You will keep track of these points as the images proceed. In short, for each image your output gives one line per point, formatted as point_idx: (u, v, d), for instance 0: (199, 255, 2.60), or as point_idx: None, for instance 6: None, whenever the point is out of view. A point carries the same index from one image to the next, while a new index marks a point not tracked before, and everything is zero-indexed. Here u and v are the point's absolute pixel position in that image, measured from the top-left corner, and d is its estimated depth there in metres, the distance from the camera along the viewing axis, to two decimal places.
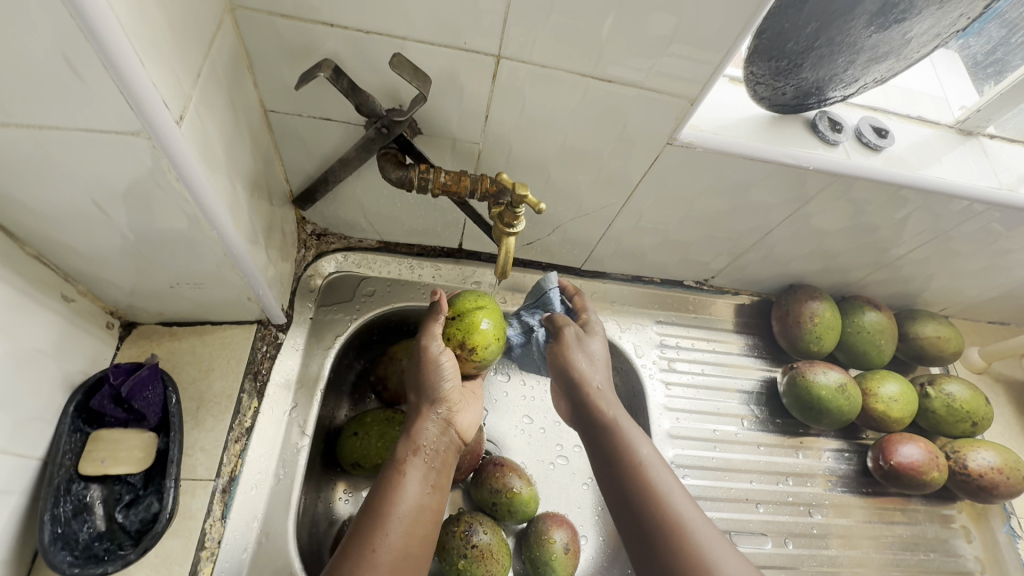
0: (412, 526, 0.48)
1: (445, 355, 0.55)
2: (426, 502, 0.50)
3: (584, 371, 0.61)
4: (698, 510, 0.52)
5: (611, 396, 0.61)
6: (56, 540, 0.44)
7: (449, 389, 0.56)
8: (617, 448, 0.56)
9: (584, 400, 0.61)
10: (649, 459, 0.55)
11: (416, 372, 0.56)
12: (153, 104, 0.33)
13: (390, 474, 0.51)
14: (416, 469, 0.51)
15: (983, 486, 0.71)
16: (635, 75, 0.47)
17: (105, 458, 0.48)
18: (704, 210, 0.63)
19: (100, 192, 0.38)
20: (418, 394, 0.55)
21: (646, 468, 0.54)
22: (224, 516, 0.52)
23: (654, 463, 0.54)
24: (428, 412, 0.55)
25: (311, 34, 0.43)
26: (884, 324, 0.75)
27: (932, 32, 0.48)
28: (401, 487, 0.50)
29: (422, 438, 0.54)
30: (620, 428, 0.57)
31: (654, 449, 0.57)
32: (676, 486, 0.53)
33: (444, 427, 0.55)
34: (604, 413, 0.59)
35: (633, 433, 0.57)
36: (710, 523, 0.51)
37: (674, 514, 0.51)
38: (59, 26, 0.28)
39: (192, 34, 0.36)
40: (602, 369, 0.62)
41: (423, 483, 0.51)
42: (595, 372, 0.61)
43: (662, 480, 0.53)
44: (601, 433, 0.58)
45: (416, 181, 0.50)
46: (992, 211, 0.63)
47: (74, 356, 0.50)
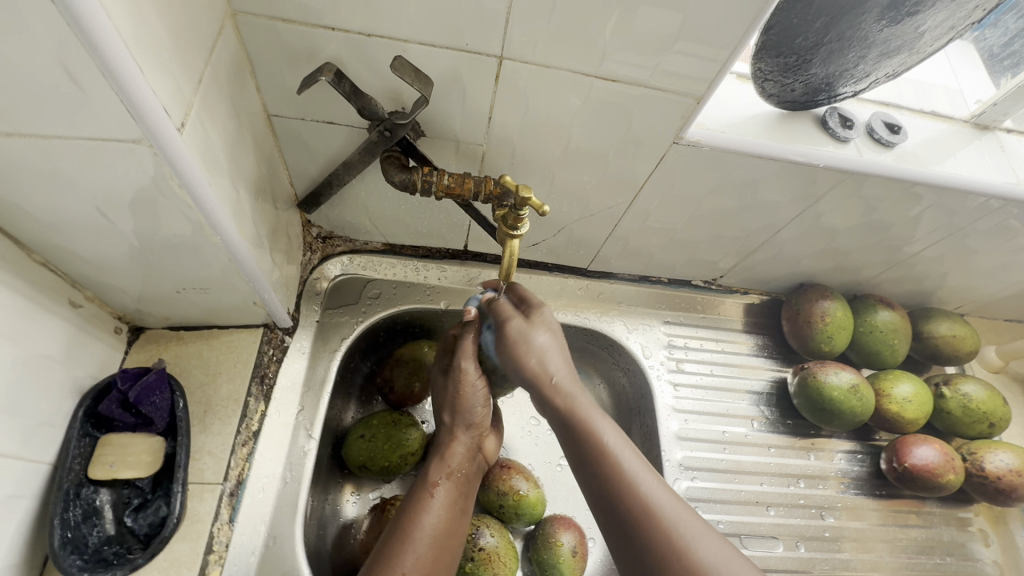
0: (438, 551, 0.48)
1: (480, 380, 0.55)
2: (454, 526, 0.50)
3: (532, 358, 0.51)
4: (672, 493, 0.45)
5: (575, 384, 0.51)
6: (66, 545, 0.45)
7: (482, 415, 0.56)
8: (582, 442, 0.47)
9: (538, 390, 0.51)
10: (617, 446, 0.47)
11: (450, 390, 0.55)
12: (152, 110, 0.33)
13: (420, 494, 0.51)
14: (446, 491, 0.51)
15: (1001, 489, 0.69)
16: (640, 74, 0.46)
17: (113, 462, 0.48)
18: (712, 210, 0.63)
19: (105, 200, 0.39)
20: (454, 417, 0.55)
21: (617, 461, 0.46)
22: (232, 519, 0.52)
23: (619, 450, 0.46)
24: (461, 436, 0.55)
25: (313, 38, 0.43)
26: (897, 324, 0.73)
27: (946, 24, 0.47)
28: (431, 509, 0.49)
29: (453, 462, 0.54)
30: (591, 422, 0.48)
31: (625, 437, 0.48)
32: (647, 472, 0.46)
33: (473, 450, 0.56)
34: (573, 400, 0.50)
35: (594, 419, 0.48)
36: (684, 504, 0.44)
37: (646, 500, 0.44)
38: (55, 35, 0.28)
39: (191, 40, 0.36)
40: (557, 356, 0.52)
41: (451, 507, 0.51)
42: (550, 360, 0.51)
43: (629, 462, 0.46)
44: (571, 436, 0.49)
45: (420, 184, 0.50)
46: (1009, 207, 0.61)
47: (83, 361, 0.50)
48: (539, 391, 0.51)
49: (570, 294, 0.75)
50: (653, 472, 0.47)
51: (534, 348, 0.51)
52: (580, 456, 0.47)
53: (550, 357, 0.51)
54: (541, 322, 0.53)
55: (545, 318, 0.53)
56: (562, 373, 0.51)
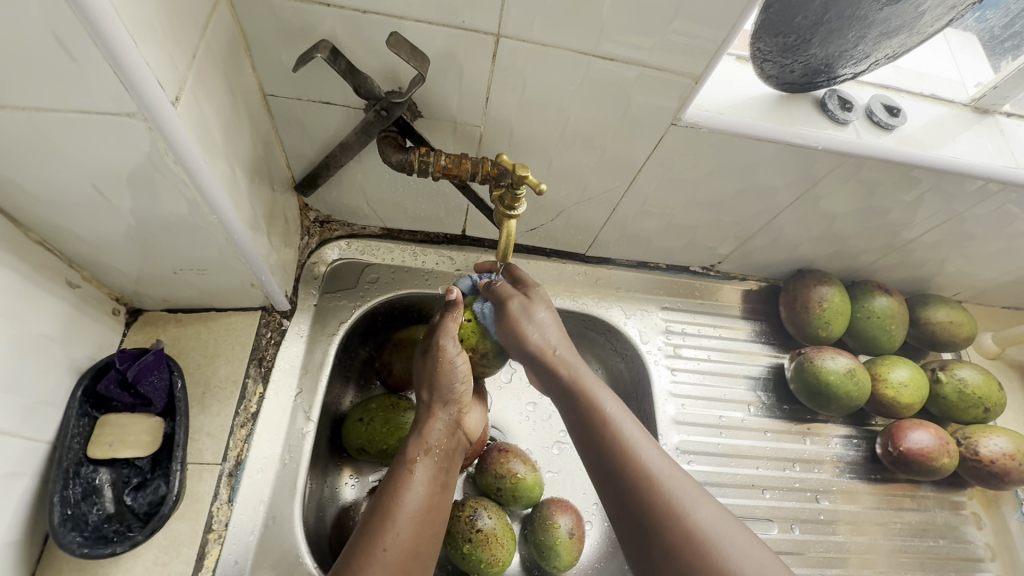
0: (420, 527, 0.48)
1: (460, 357, 0.55)
2: (435, 502, 0.50)
3: (533, 339, 0.58)
4: (666, 457, 0.49)
5: (575, 360, 0.58)
6: (66, 521, 0.45)
7: (462, 390, 0.56)
8: (580, 403, 0.53)
9: (542, 368, 0.58)
10: (616, 414, 0.52)
11: (428, 369, 0.56)
12: (147, 84, 0.33)
13: (399, 471, 0.51)
14: (426, 468, 0.52)
15: (995, 473, 0.70)
16: (638, 53, 0.46)
17: (112, 442, 0.49)
18: (710, 193, 0.62)
19: (100, 176, 0.38)
20: (431, 392, 0.55)
21: (614, 423, 0.51)
22: (231, 499, 0.53)
23: (617, 415, 0.51)
24: (439, 412, 0.55)
25: (308, 14, 0.43)
26: (895, 309, 0.74)
27: (947, 4, 0.47)
28: (411, 485, 0.50)
29: (431, 438, 0.54)
30: (589, 391, 0.54)
31: (623, 406, 0.53)
32: (643, 437, 0.50)
33: (453, 426, 0.56)
34: (572, 372, 0.56)
35: (594, 388, 0.54)
36: (679, 468, 0.48)
37: (638, 458, 0.48)
38: (48, 3, 0.28)
39: (185, 14, 0.36)
40: (555, 336, 0.59)
41: (432, 483, 0.51)
42: (548, 336, 0.58)
43: (625, 428, 0.50)
44: (570, 399, 0.54)
45: (417, 164, 0.50)
46: (1008, 191, 0.61)
47: (81, 341, 0.50)
48: (542, 364, 0.57)
49: (568, 279, 0.75)
50: (651, 441, 0.51)
51: (533, 332, 0.58)
52: (580, 418, 0.53)
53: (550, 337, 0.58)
54: (541, 308, 0.59)
55: (543, 307, 0.60)
56: (560, 351, 0.58)
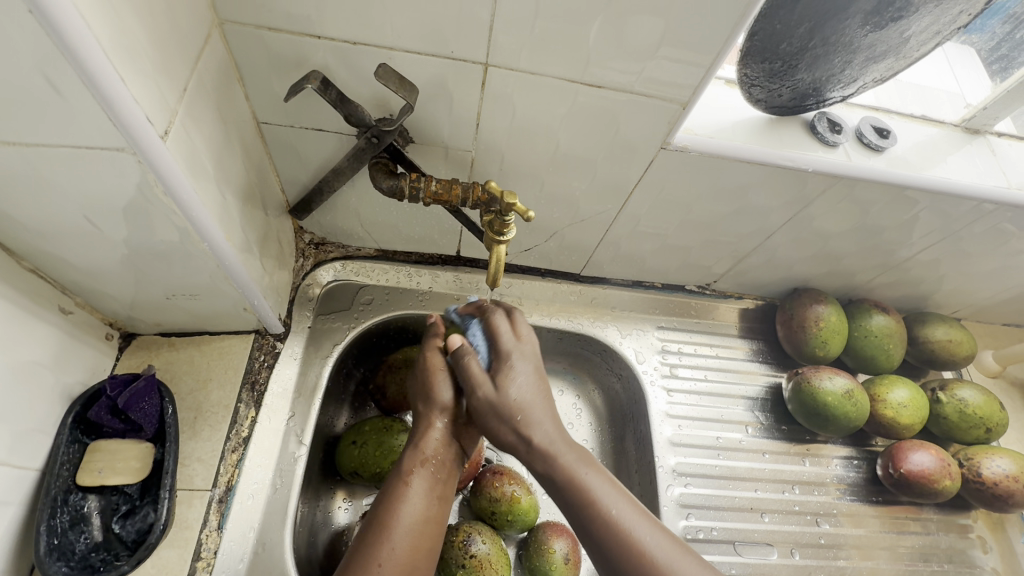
0: (416, 541, 0.47)
1: (455, 362, 0.54)
2: (433, 514, 0.49)
3: (510, 431, 0.50)
4: (662, 531, 0.46)
5: (558, 439, 0.50)
6: (52, 551, 0.45)
7: (458, 397, 0.54)
8: (572, 495, 0.48)
9: (524, 457, 0.51)
10: (602, 491, 0.48)
11: (425, 377, 0.55)
12: (135, 119, 0.33)
13: (395, 485, 0.50)
14: (422, 480, 0.50)
15: (999, 495, 0.69)
16: (625, 79, 0.46)
17: (102, 468, 0.49)
18: (702, 215, 0.63)
19: (92, 207, 0.39)
20: (428, 400, 0.54)
21: (609, 510, 0.46)
22: (221, 526, 0.52)
23: (610, 499, 0.47)
24: (436, 420, 0.54)
25: (300, 45, 0.44)
26: (893, 328, 0.73)
27: (932, 29, 0.47)
28: (407, 500, 0.49)
29: (429, 448, 0.53)
30: (575, 472, 0.48)
31: (611, 481, 0.49)
32: (637, 515, 0.47)
33: (450, 434, 0.54)
34: (557, 458, 0.49)
35: (582, 471, 0.48)
36: (676, 543, 0.46)
37: (638, 543, 0.45)
38: (36, 46, 0.28)
39: (176, 49, 0.37)
40: (539, 411, 0.51)
41: (429, 495, 0.50)
42: (530, 427, 0.50)
43: (619, 510, 0.46)
44: (561, 494, 0.49)
45: (408, 190, 0.50)
46: (1002, 210, 0.61)
47: (73, 367, 0.50)
48: (523, 459, 0.50)
49: (563, 299, 0.75)
50: (643, 513, 0.47)
51: (515, 409, 0.50)
52: (570, 511, 0.48)
53: (529, 407, 0.51)
54: (514, 379, 0.51)
55: (516, 375, 0.52)
56: (578, 465, 0.49)
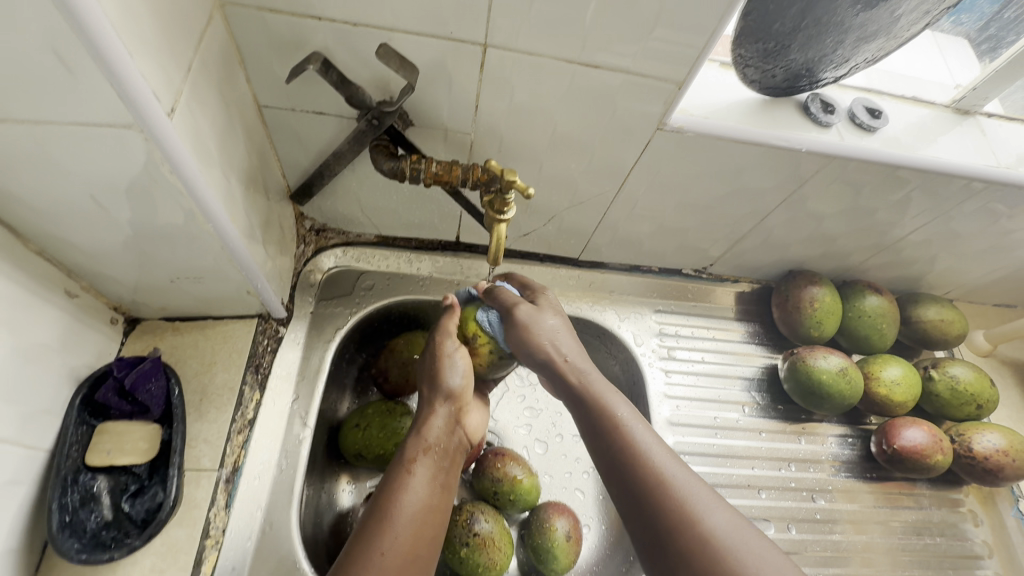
0: (419, 528, 0.47)
1: (457, 352, 0.57)
2: (436, 502, 0.50)
3: (547, 343, 0.55)
4: (686, 467, 0.45)
5: (587, 368, 0.55)
6: (64, 528, 0.46)
7: (459, 387, 0.56)
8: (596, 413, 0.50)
9: (555, 375, 0.55)
10: (627, 417, 0.49)
11: (428, 368, 0.57)
12: (142, 95, 0.34)
13: (398, 473, 0.50)
14: (425, 468, 0.51)
15: (989, 469, 0.70)
16: (621, 60, 0.47)
17: (110, 449, 0.49)
18: (699, 197, 0.64)
19: (98, 187, 0.39)
20: (431, 389, 0.56)
21: (628, 432, 0.47)
22: (229, 505, 0.53)
23: (631, 425, 0.48)
24: (437, 410, 0.55)
25: (301, 28, 0.44)
26: (886, 308, 0.74)
27: (921, 9, 0.48)
28: (410, 487, 0.49)
29: (430, 436, 0.54)
30: (603, 398, 0.51)
31: (638, 414, 0.50)
32: (657, 443, 0.46)
33: (451, 425, 0.55)
34: (584, 377, 0.53)
35: (609, 395, 0.51)
36: (695, 475, 0.44)
37: (652, 466, 0.44)
38: (45, 18, 0.29)
39: (180, 28, 0.37)
40: (565, 338, 0.57)
41: (431, 483, 0.51)
42: (561, 341, 0.56)
43: (641, 435, 0.47)
44: (586, 413, 0.51)
45: (408, 171, 0.51)
46: (992, 189, 0.62)
47: (80, 350, 0.51)
48: (556, 373, 0.55)
49: (562, 283, 0.76)
50: (669, 450, 0.46)
51: (547, 328, 0.57)
52: (594, 431, 0.49)
53: (562, 336, 0.57)
54: (541, 317, 0.57)
55: (551, 307, 0.60)
56: (608, 395, 0.51)
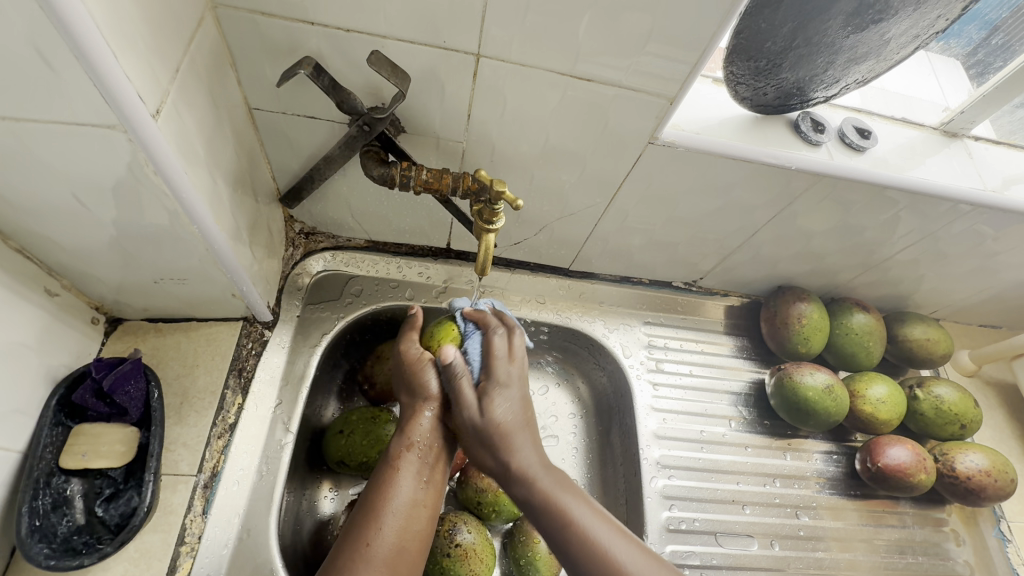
0: (406, 523, 0.47)
1: (427, 356, 0.56)
2: (422, 497, 0.50)
3: (499, 447, 0.51)
4: (646, 554, 0.46)
5: (539, 464, 0.51)
6: (34, 532, 0.44)
7: (440, 386, 0.55)
8: (552, 521, 0.47)
9: (507, 483, 0.51)
10: (582, 514, 0.47)
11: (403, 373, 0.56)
12: (127, 96, 0.33)
13: (384, 470, 0.50)
14: (412, 464, 0.51)
15: (972, 489, 0.70)
16: (615, 74, 0.47)
17: (86, 452, 0.48)
18: (689, 211, 0.64)
19: (79, 185, 0.39)
20: (409, 392, 0.55)
21: (588, 535, 0.46)
22: (206, 512, 0.52)
23: (587, 523, 0.47)
24: (423, 409, 0.54)
25: (292, 31, 0.44)
26: (872, 326, 0.75)
27: (911, 32, 0.49)
28: (396, 483, 0.49)
29: (415, 434, 0.53)
30: (555, 498, 0.48)
31: (589, 503, 0.48)
32: (618, 538, 0.46)
33: (439, 421, 0.55)
34: (535, 484, 0.49)
35: (562, 496, 0.48)
36: (661, 572, 0.44)
37: (621, 572, 0.44)
38: (27, 16, 0.28)
39: (170, 29, 0.37)
40: (520, 438, 0.51)
41: (418, 479, 0.50)
42: (516, 438, 0.51)
43: (601, 536, 0.46)
44: (538, 515, 0.48)
45: (399, 178, 0.50)
46: (978, 211, 0.63)
47: (58, 350, 0.50)
48: (506, 476, 0.51)
49: (552, 293, 0.75)
50: (624, 536, 0.47)
51: (501, 428, 0.51)
52: (547, 533, 0.48)
53: (513, 430, 0.51)
54: (499, 396, 0.52)
55: (505, 393, 0.53)
56: (557, 488, 0.49)
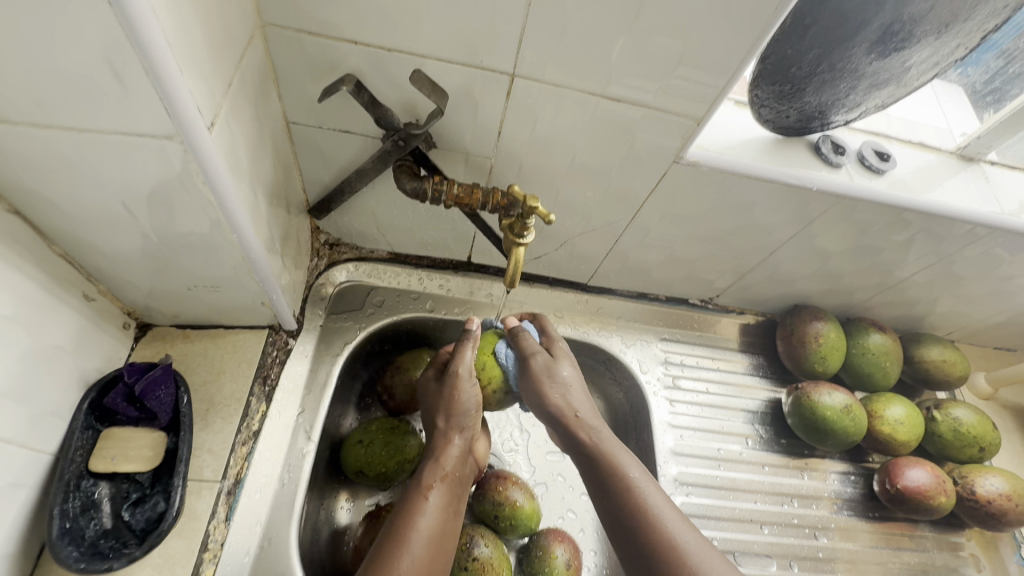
0: (432, 553, 0.47)
1: (473, 385, 0.57)
2: (448, 529, 0.50)
3: (559, 397, 0.57)
4: (692, 528, 0.47)
5: (595, 419, 0.57)
6: (64, 534, 0.45)
7: (475, 417, 0.57)
8: (603, 467, 0.53)
9: (567, 431, 0.57)
10: (636, 474, 0.51)
11: (444, 397, 0.57)
12: (188, 110, 0.35)
13: (414, 498, 0.51)
14: (440, 494, 0.52)
15: (992, 514, 0.70)
16: (644, 96, 0.49)
17: (115, 455, 0.49)
18: (709, 229, 0.65)
19: (129, 193, 0.40)
20: (448, 419, 0.56)
21: (634, 483, 0.50)
22: (229, 518, 0.52)
23: (641, 482, 0.51)
24: (455, 438, 0.56)
25: (335, 50, 0.46)
26: (889, 347, 0.75)
27: (932, 60, 0.51)
28: (426, 511, 0.50)
29: (447, 464, 0.55)
30: (609, 451, 0.54)
31: (643, 468, 0.53)
32: (662, 500, 0.49)
33: (465, 452, 0.57)
34: (593, 435, 0.55)
35: (620, 457, 0.53)
36: (698, 535, 0.46)
37: (659, 526, 0.47)
38: (105, 33, 0.30)
39: (225, 46, 0.39)
40: (579, 395, 0.58)
41: (445, 510, 0.51)
42: (574, 396, 0.58)
43: (648, 493, 0.49)
44: (590, 463, 0.54)
45: (430, 193, 0.52)
46: (995, 235, 0.64)
47: (91, 353, 0.51)
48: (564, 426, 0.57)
49: (569, 308, 0.76)
50: (671, 505, 0.49)
51: (563, 382, 0.58)
52: (599, 481, 0.52)
53: (572, 390, 0.58)
54: (563, 360, 0.60)
55: (564, 357, 0.61)
56: (614, 446, 0.55)
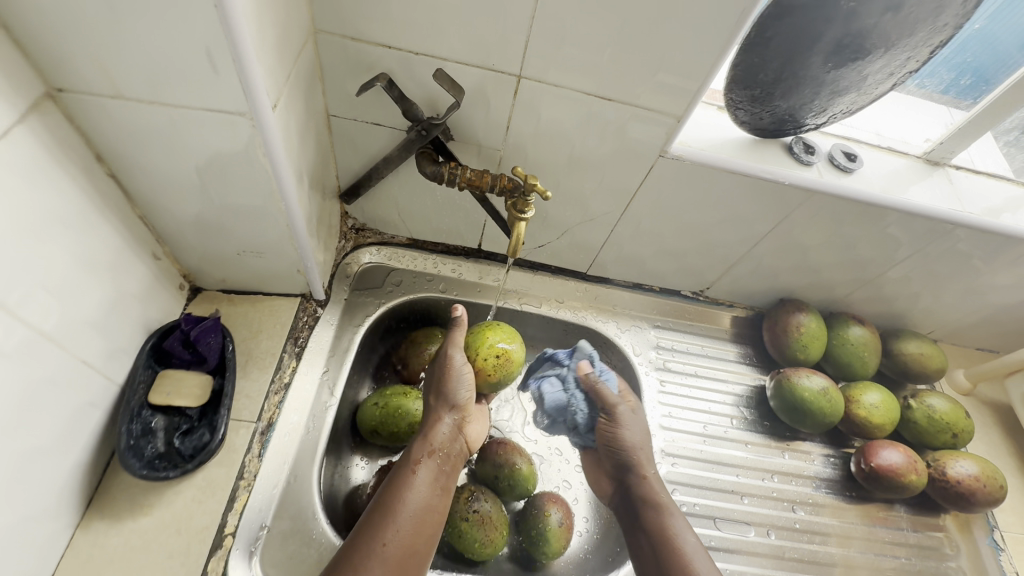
0: (418, 525, 0.57)
1: (465, 365, 0.67)
2: (433, 501, 0.60)
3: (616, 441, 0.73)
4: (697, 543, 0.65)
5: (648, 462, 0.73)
6: (129, 448, 0.53)
7: (464, 397, 0.67)
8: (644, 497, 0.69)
9: (615, 462, 0.73)
10: (664, 498, 0.69)
11: (437, 378, 0.68)
12: (259, 92, 0.44)
13: (404, 471, 0.61)
14: (427, 469, 0.62)
15: (962, 493, 0.74)
16: (632, 96, 0.57)
17: (170, 391, 0.57)
18: (695, 221, 0.72)
19: (202, 162, 0.49)
20: (438, 398, 0.66)
21: (670, 516, 0.66)
22: (261, 454, 0.60)
23: (671, 508, 0.67)
24: (444, 417, 0.66)
25: (372, 53, 0.55)
26: (868, 339, 0.81)
27: (886, 70, 0.58)
28: (414, 486, 0.60)
29: (436, 440, 0.65)
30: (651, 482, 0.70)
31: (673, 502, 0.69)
32: (684, 525, 0.66)
33: (454, 431, 0.67)
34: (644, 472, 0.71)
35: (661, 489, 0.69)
36: (699, 546, 0.64)
37: (677, 539, 0.64)
38: (206, 29, 0.39)
39: (287, 46, 0.48)
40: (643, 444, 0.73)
41: (432, 483, 0.61)
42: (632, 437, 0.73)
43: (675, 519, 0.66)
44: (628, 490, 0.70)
45: (447, 175, 0.60)
46: (958, 231, 0.70)
47: (154, 305, 0.60)
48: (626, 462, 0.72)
49: (569, 294, 0.84)
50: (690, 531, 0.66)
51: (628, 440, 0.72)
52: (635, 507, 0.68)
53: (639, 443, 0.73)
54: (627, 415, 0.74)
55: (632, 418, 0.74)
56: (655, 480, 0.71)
